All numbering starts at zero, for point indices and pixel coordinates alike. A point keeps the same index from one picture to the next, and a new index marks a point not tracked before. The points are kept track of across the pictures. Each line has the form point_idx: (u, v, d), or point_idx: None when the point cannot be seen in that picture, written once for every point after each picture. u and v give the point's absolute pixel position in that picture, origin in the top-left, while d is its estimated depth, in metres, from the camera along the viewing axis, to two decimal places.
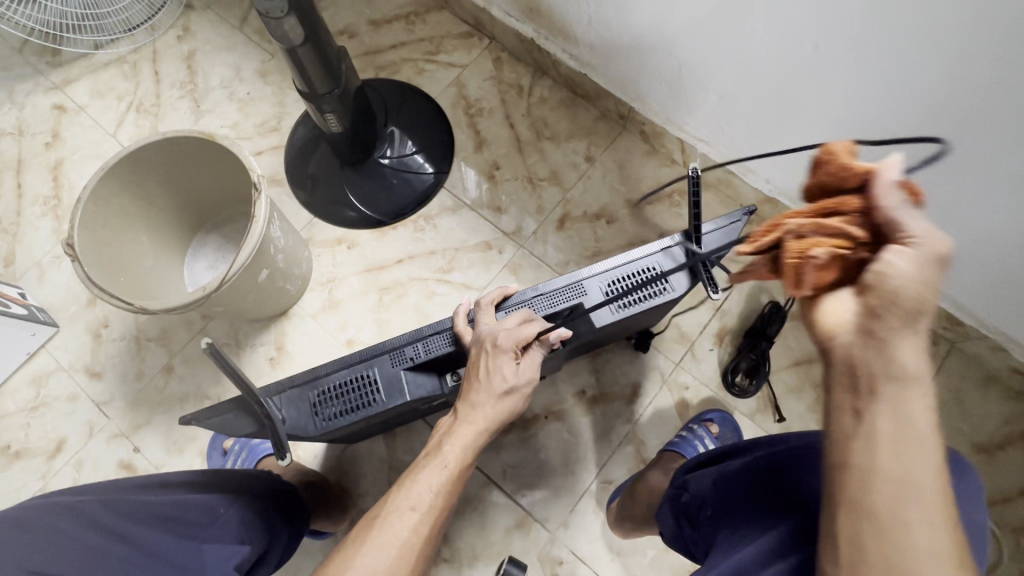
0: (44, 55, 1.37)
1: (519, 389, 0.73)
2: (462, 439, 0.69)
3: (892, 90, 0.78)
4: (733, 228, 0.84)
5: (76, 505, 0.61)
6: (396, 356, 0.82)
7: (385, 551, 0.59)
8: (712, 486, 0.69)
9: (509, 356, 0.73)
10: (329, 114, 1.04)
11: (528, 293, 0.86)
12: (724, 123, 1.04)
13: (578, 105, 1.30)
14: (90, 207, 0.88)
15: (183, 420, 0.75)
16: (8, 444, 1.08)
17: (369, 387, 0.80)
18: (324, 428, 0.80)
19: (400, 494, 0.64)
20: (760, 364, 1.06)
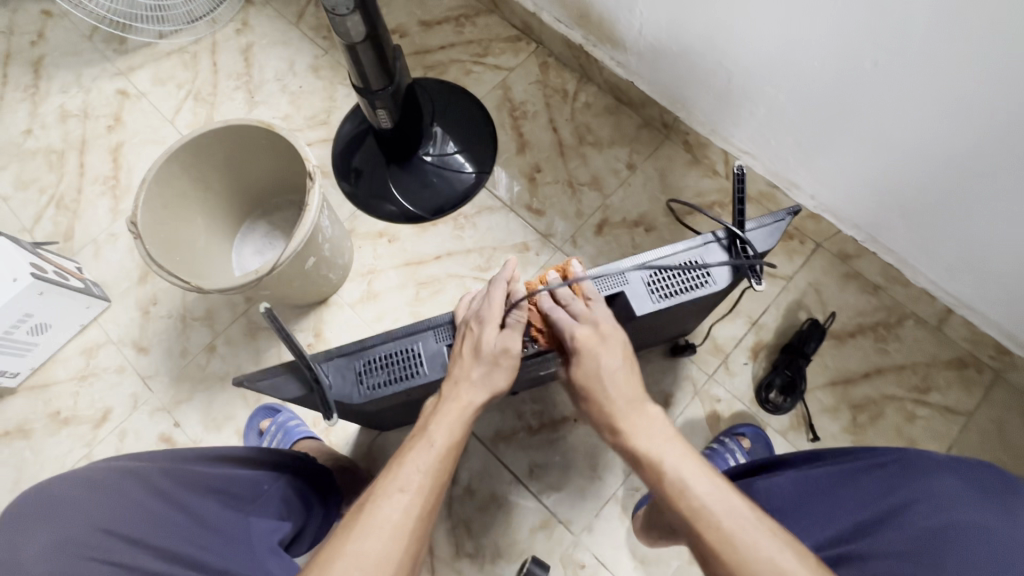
0: (111, 43, 1.44)
1: (504, 356, 0.73)
2: (447, 422, 0.69)
3: (952, 113, 0.77)
4: (776, 227, 0.81)
5: (136, 468, 0.62)
6: (440, 332, 0.82)
7: (377, 535, 0.57)
8: (754, 493, 0.71)
9: (494, 327, 0.75)
10: (380, 110, 1.07)
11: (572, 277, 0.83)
12: (771, 137, 1.04)
13: (622, 113, 1.30)
14: (154, 187, 0.92)
15: (235, 381, 0.75)
16: (58, 410, 1.13)
17: (413, 360, 0.81)
18: (368, 396, 0.79)
19: (388, 478, 0.62)
20: (796, 381, 1.06)
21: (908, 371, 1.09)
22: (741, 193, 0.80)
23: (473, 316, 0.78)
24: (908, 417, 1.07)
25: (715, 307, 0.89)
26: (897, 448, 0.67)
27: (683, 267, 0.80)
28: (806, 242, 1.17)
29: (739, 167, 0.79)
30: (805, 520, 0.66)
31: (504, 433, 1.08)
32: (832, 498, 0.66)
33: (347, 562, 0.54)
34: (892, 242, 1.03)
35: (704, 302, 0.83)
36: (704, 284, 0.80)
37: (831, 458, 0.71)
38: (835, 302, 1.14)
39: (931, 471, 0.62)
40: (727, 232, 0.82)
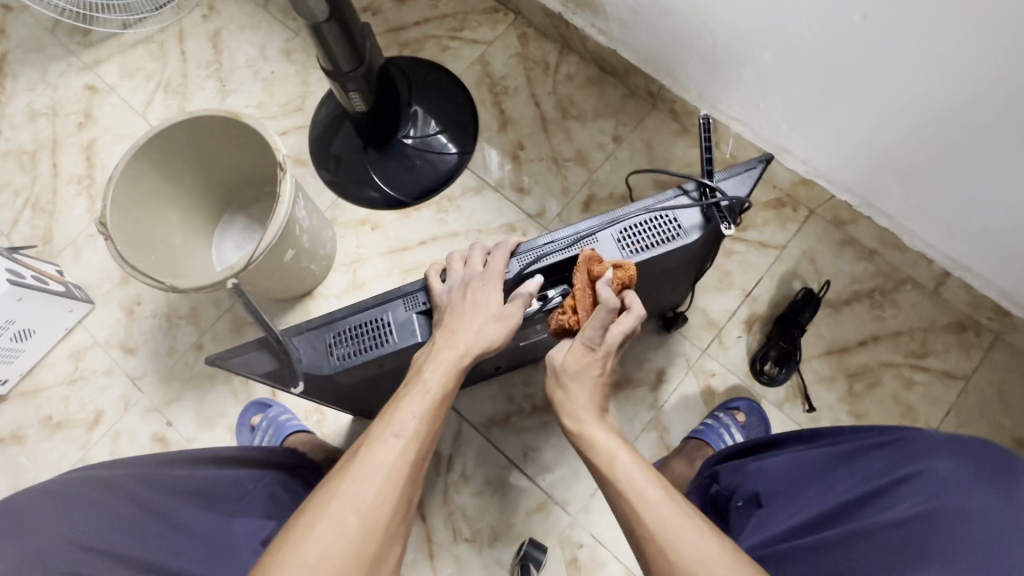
0: (75, 36, 1.39)
1: (505, 319, 0.72)
2: (442, 367, 0.68)
3: (956, 71, 0.73)
4: (749, 173, 0.78)
5: (110, 479, 0.62)
6: (410, 300, 0.78)
7: (373, 477, 0.56)
8: (747, 475, 0.72)
9: (498, 286, 0.74)
10: (353, 93, 1.03)
11: (540, 239, 0.77)
12: (760, 100, 1.00)
13: (606, 83, 1.26)
14: (121, 185, 0.89)
15: (208, 362, 0.76)
16: (50, 415, 1.12)
17: (382, 328, 0.76)
18: (338, 367, 0.75)
19: (385, 424, 0.61)
20: (790, 352, 1.04)
21: (905, 337, 1.07)
22: (709, 143, 0.78)
23: (474, 274, 0.76)
24: (905, 383, 1.05)
25: (696, 263, 0.84)
26: (901, 431, 0.64)
27: (654, 219, 0.76)
28: (799, 209, 1.14)
29: (705, 119, 0.77)
30: (794, 500, 0.67)
31: (497, 417, 1.08)
32: (822, 479, 0.66)
33: (344, 502, 0.54)
34: (886, 205, 1.00)
35: (679, 258, 0.79)
36: (676, 237, 0.76)
37: (831, 441, 0.70)
38: (829, 270, 1.11)
39: (927, 454, 0.60)
40: (698, 185, 0.77)
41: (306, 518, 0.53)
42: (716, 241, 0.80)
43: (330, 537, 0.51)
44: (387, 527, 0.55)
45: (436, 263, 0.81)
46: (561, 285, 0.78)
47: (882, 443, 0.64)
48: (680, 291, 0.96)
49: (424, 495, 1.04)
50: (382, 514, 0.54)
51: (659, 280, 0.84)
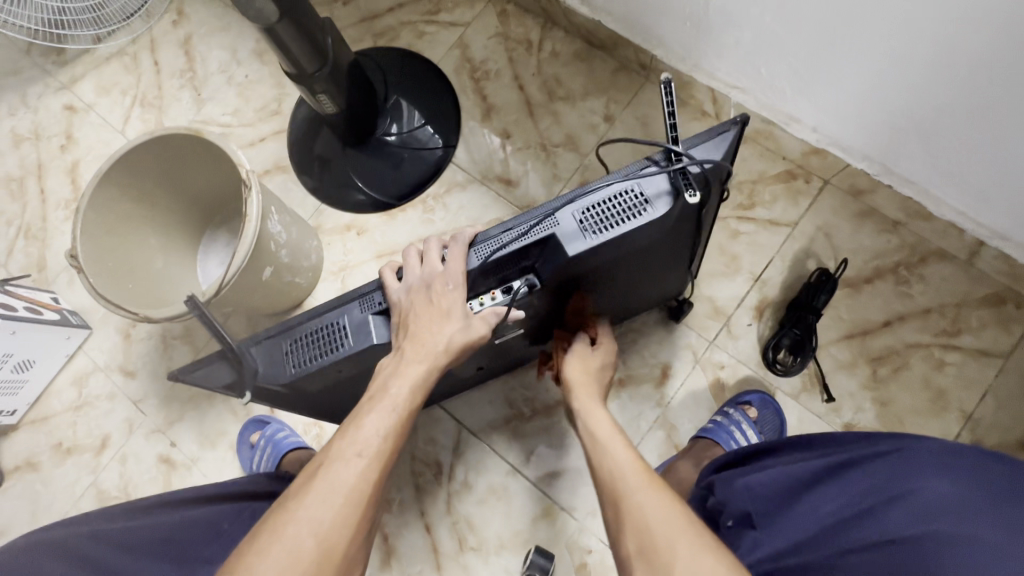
0: (50, 55, 1.37)
1: (472, 328, 0.68)
2: (409, 379, 0.64)
3: (990, 21, 0.63)
4: (722, 138, 0.65)
5: (93, 531, 0.64)
6: (365, 300, 0.71)
7: (332, 499, 0.54)
8: (734, 490, 0.63)
9: (463, 292, 0.68)
10: (321, 94, 0.98)
11: (497, 228, 0.68)
12: (761, 64, 0.90)
13: (594, 57, 1.17)
14: (90, 214, 0.87)
15: (171, 377, 0.73)
16: (60, 441, 1.14)
17: (336, 333, 0.69)
18: (295, 374, 0.69)
19: (346, 441, 0.59)
20: (805, 339, 0.96)
21: (935, 315, 0.98)
22: (671, 108, 0.65)
23: (436, 275, 0.69)
24: (935, 365, 0.96)
25: (679, 240, 0.73)
26: (897, 441, 0.58)
27: (615, 193, 0.65)
28: (812, 181, 1.04)
29: (665, 80, 0.64)
30: (784, 520, 0.59)
31: (497, 423, 1.04)
32: (813, 496, 0.58)
33: (302, 526, 0.52)
34: (910, 173, 0.91)
35: (653, 235, 0.68)
36: (642, 212, 0.65)
37: (822, 452, 0.63)
38: (847, 246, 1.02)
39: (924, 468, 0.54)
40: (663, 152, 0.66)
41: (261, 543, 0.51)
42: (698, 213, 0.69)
43: (284, 564, 0.50)
44: (344, 552, 0.53)
45: (392, 259, 0.73)
46: (524, 276, 0.70)
47: (876, 455, 0.57)
48: (675, 274, 0.87)
49: (427, 505, 1.02)
50: (342, 535, 0.53)
51: (638, 261, 0.74)
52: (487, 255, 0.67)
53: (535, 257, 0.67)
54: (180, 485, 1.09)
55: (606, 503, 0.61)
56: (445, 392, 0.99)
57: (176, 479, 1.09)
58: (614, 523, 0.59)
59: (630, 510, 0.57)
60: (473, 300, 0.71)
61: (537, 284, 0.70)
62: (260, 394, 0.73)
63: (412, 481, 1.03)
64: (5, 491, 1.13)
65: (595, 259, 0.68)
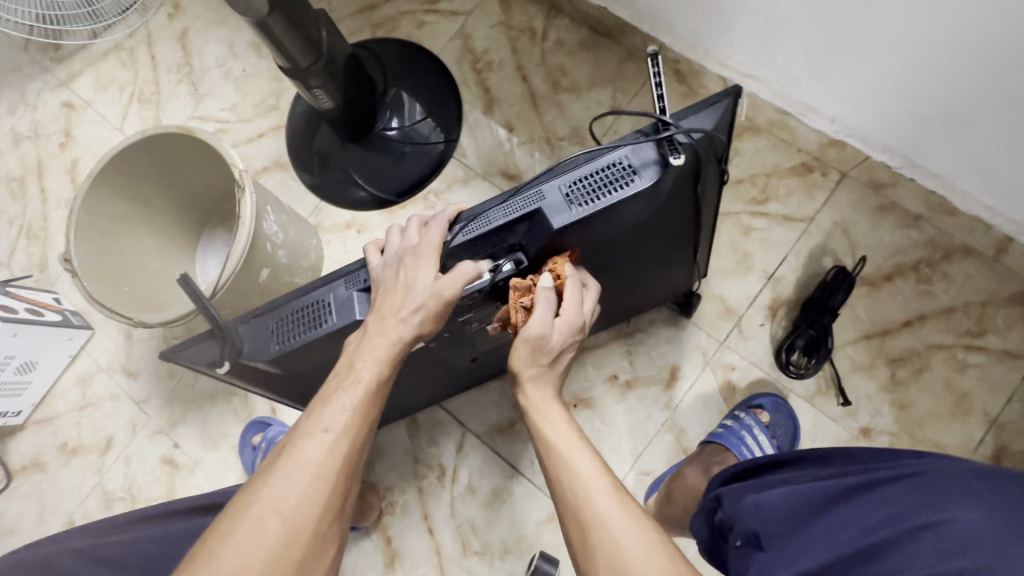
0: (48, 51, 1.35)
1: (441, 296, 0.60)
2: (374, 354, 0.59)
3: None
4: (713, 109, 0.61)
5: (91, 549, 0.66)
6: (351, 278, 0.66)
7: (296, 479, 0.51)
8: (744, 509, 0.60)
9: (435, 261, 0.62)
10: (317, 90, 0.95)
11: (481, 203, 0.65)
12: (776, 53, 0.86)
13: (600, 46, 1.12)
14: (84, 217, 0.86)
15: (162, 357, 0.70)
16: (65, 442, 1.14)
17: (320, 309, 0.65)
18: (278, 352, 0.65)
19: (312, 417, 0.55)
20: (821, 340, 0.92)
21: (959, 315, 0.93)
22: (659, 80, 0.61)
23: (410, 247, 0.64)
24: (958, 367, 0.92)
25: (674, 219, 0.69)
26: (921, 462, 0.54)
27: (602, 166, 0.62)
28: (829, 173, 0.99)
29: (649, 54, 0.60)
30: (796, 543, 0.55)
31: (500, 425, 1.02)
32: (830, 519, 0.54)
33: (265, 507, 0.49)
34: (934, 164, 0.88)
35: (643, 209, 0.64)
36: (630, 182, 0.61)
37: (840, 471, 0.59)
38: (866, 242, 0.97)
39: (951, 495, 0.49)
40: (652, 124, 0.63)
41: (226, 524, 0.49)
42: (693, 187, 0.65)
43: (247, 546, 0.47)
44: (312, 533, 0.50)
45: (375, 238, 0.69)
46: (511, 254, 0.65)
47: (899, 477, 0.53)
48: (679, 264, 0.83)
49: (430, 509, 1.00)
50: (306, 516, 0.50)
51: (632, 242, 0.70)
52: (470, 232, 0.63)
53: (521, 233, 0.64)
54: (184, 486, 1.08)
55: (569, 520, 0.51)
56: (444, 389, 0.97)
57: (179, 480, 1.09)
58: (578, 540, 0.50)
59: (595, 533, 0.48)
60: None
61: (525, 261, 0.65)
62: (245, 373, 0.70)
63: (415, 483, 1.02)
64: (12, 490, 1.13)
65: (583, 236, 0.64)
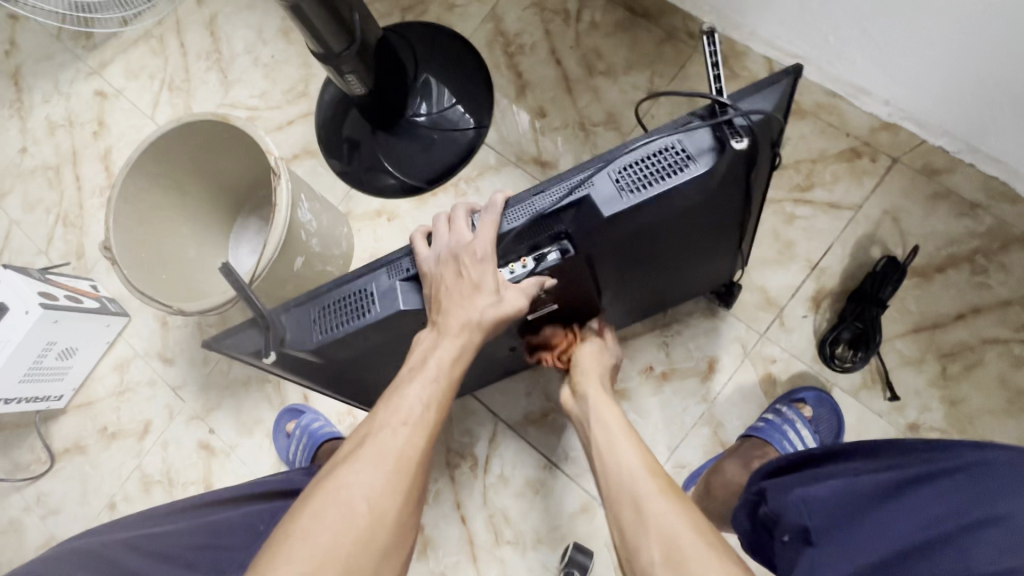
0: (79, 39, 1.35)
1: (508, 304, 0.62)
2: (448, 351, 0.61)
3: None
4: (772, 89, 0.57)
5: (133, 541, 0.66)
6: (393, 267, 0.65)
7: (381, 464, 0.51)
8: (791, 502, 0.56)
9: (493, 263, 0.62)
10: (349, 75, 0.93)
11: (528, 191, 0.62)
12: (829, 30, 0.81)
13: (638, 27, 1.08)
14: (122, 204, 0.86)
15: (205, 345, 0.68)
16: (105, 426, 1.17)
17: (363, 300, 0.63)
18: (321, 342, 0.63)
19: (390, 408, 0.56)
20: (868, 333, 0.88)
21: (1016, 308, 0.89)
22: (715, 60, 0.58)
23: (464, 245, 0.62)
24: (1014, 363, 0.88)
25: (722, 207, 0.66)
26: (970, 453, 0.52)
27: (655, 151, 0.59)
28: (879, 159, 0.95)
29: (706, 24, 0.57)
30: (851, 538, 0.52)
31: (533, 416, 1.01)
32: (881, 513, 0.52)
33: (353, 491, 0.49)
34: (996, 148, 0.82)
35: (696, 198, 0.61)
36: (683, 169, 0.58)
37: (888, 463, 0.57)
38: (918, 232, 0.93)
39: (1008, 491, 0.48)
40: (707, 106, 0.59)
41: (313, 507, 0.48)
42: (746, 174, 0.62)
43: (338, 527, 0.47)
44: (397, 518, 0.50)
45: (421, 225, 0.68)
46: (557, 242, 0.62)
47: (949, 470, 0.51)
48: (719, 256, 0.81)
49: (462, 498, 1.00)
50: (393, 501, 0.50)
51: (679, 230, 0.67)
52: (516, 221, 0.61)
53: (568, 221, 0.60)
54: (219, 471, 1.10)
55: (621, 505, 0.59)
56: (476, 380, 0.96)
57: (215, 465, 1.11)
58: (630, 522, 0.57)
59: (648, 514, 0.56)
60: (503, 267, 0.64)
61: (571, 251, 0.62)
62: (289, 362, 0.68)
63: (448, 472, 1.02)
64: (57, 471, 1.17)
65: (632, 223, 0.61)
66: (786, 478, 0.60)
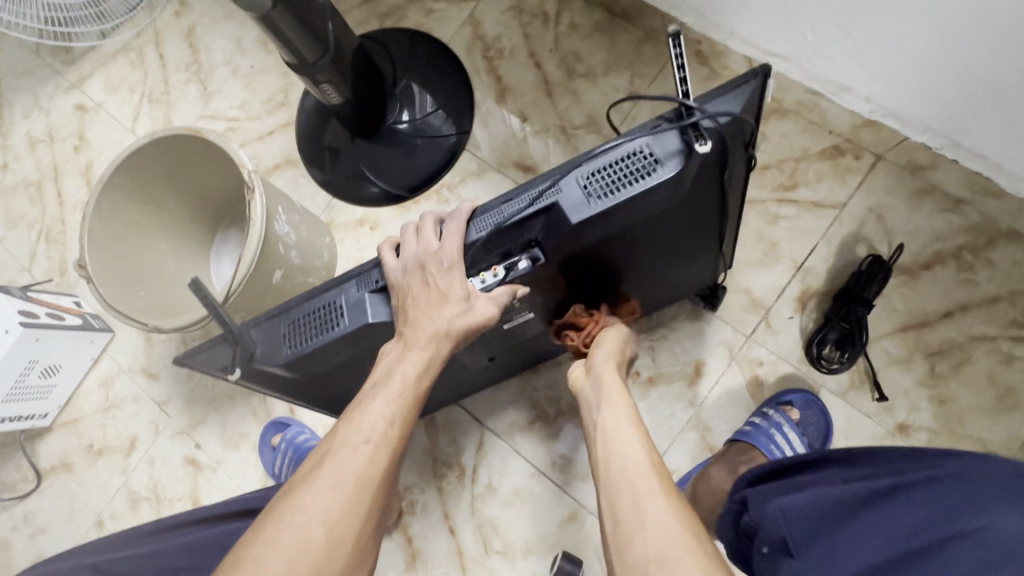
0: (58, 54, 1.34)
1: (478, 313, 0.61)
2: (413, 365, 0.59)
3: None
4: (740, 89, 0.56)
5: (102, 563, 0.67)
6: (362, 279, 0.64)
7: (339, 487, 0.50)
8: (769, 513, 0.55)
9: (462, 271, 0.61)
10: (324, 84, 0.92)
11: (497, 199, 0.62)
12: (806, 28, 0.80)
13: (616, 28, 1.07)
14: (96, 221, 0.85)
15: (176, 362, 0.70)
16: (91, 443, 1.16)
17: (331, 313, 0.63)
18: (289, 357, 0.63)
19: (351, 425, 0.55)
20: (854, 332, 0.87)
21: (1003, 304, 0.88)
22: (682, 63, 0.57)
23: (431, 253, 0.62)
24: (1002, 360, 0.87)
25: (699, 210, 0.65)
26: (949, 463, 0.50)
27: (622, 156, 0.58)
28: (862, 156, 0.94)
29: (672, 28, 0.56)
30: (826, 552, 0.50)
31: (520, 424, 1.00)
32: (855, 524, 0.50)
33: (308, 515, 0.48)
34: (977, 144, 0.81)
35: (668, 201, 0.59)
36: (651, 172, 0.57)
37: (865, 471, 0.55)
38: (903, 230, 0.92)
39: (985, 501, 0.46)
40: (675, 110, 0.59)
41: (267, 532, 0.47)
42: (720, 176, 0.61)
43: (291, 553, 0.46)
44: (355, 542, 0.49)
45: (390, 236, 0.67)
46: (528, 250, 0.61)
47: (929, 478, 0.49)
48: (700, 259, 0.80)
49: (450, 508, 0.99)
50: (349, 524, 0.49)
51: (655, 235, 0.66)
52: (485, 229, 0.61)
53: (539, 230, 0.60)
54: (206, 486, 1.09)
55: (614, 506, 0.52)
56: (460, 389, 0.94)
57: (202, 480, 1.10)
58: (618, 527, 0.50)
59: (637, 517, 0.49)
60: (475, 277, 0.64)
61: (542, 258, 0.61)
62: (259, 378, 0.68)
63: (435, 483, 1.01)
64: (43, 490, 1.16)
65: (604, 229, 0.60)
66: (766, 486, 0.59)
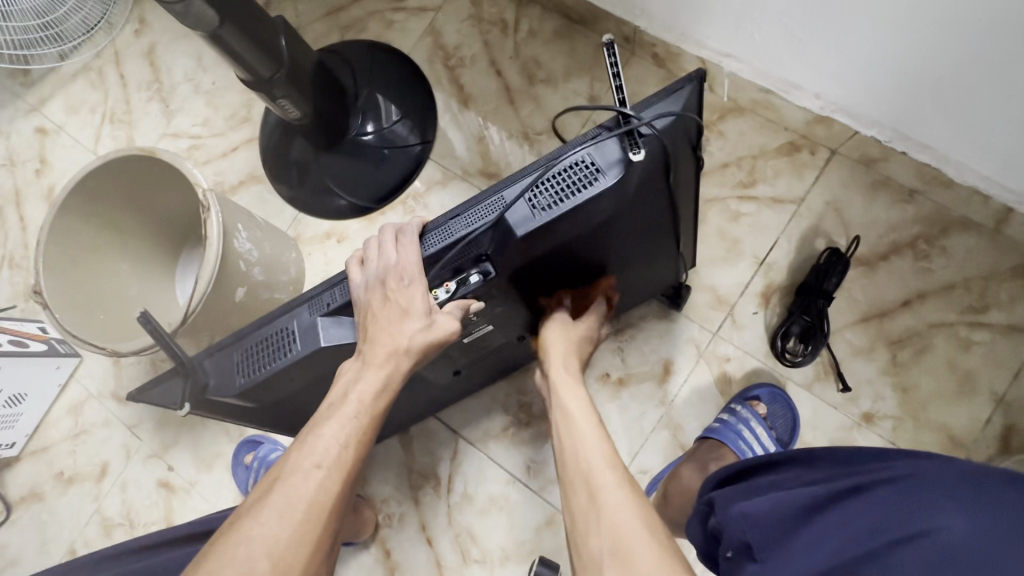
0: (17, 76, 1.33)
1: (438, 329, 0.61)
2: (370, 385, 0.59)
3: None
4: (675, 96, 0.57)
5: None
6: (313, 303, 0.64)
7: (289, 515, 0.50)
8: (732, 518, 0.54)
9: (422, 286, 0.61)
10: (282, 100, 0.92)
11: (445, 215, 0.62)
12: (753, 29, 0.81)
13: (575, 33, 1.08)
14: (53, 246, 0.85)
15: (128, 397, 0.71)
16: (61, 470, 1.14)
17: (282, 340, 0.63)
18: (241, 387, 0.63)
19: (304, 449, 0.55)
20: (816, 325, 0.88)
21: (959, 291, 0.90)
22: (616, 71, 0.57)
23: (391, 268, 0.62)
24: (961, 346, 0.89)
25: (649, 215, 0.66)
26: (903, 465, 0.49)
27: (565, 167, 0.58)
28: (818, 152, 0.96)
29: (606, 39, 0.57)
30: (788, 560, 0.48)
31: (493, 431, 1.00)
32: (812, 529, 0.49)
33: (254, 546, 0.48)
34: (925, 135, 0.83)
35: (613, 208, 0.60)
36: (593, 181, 0.58)
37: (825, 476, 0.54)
38: (860, 222, 0.94)
39: (934, 501, 0.45)
40: (614, 118, 0.59)
41: (208, 566, 0.47)
42: (666, 181, 0.61)
43: None
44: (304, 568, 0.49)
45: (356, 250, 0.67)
46: (479, 265, 0.61)
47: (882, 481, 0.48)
48: (660, 261, 0.80)
49: (427, 519, 0.99)
50: (298, 554, 0.49)
51: (608, 241, 0.66)
52: (434, 246, 0.61)
53: (487, 244, 0.60)
54: (180, 509, 1.08)
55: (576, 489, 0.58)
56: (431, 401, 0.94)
57: (176, 503, 1.08)
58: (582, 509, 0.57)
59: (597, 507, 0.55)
60: None
61: (491, 273, 0.61)
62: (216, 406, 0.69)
63: (411, 494, 1.00)
64: (13, 521, 1.13)
65: (552, 239, 0.60)
66: (731, 489, 0.59)
